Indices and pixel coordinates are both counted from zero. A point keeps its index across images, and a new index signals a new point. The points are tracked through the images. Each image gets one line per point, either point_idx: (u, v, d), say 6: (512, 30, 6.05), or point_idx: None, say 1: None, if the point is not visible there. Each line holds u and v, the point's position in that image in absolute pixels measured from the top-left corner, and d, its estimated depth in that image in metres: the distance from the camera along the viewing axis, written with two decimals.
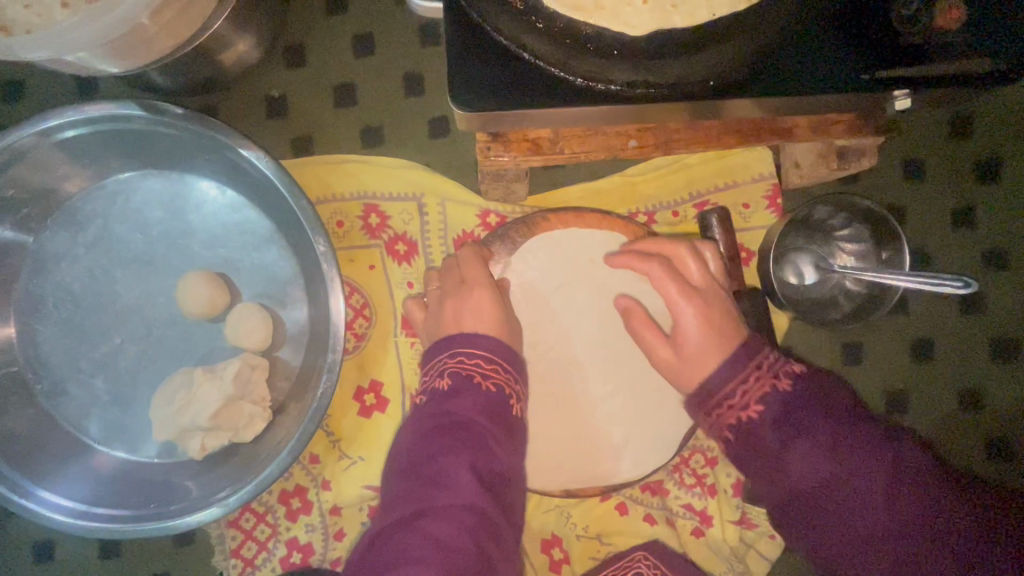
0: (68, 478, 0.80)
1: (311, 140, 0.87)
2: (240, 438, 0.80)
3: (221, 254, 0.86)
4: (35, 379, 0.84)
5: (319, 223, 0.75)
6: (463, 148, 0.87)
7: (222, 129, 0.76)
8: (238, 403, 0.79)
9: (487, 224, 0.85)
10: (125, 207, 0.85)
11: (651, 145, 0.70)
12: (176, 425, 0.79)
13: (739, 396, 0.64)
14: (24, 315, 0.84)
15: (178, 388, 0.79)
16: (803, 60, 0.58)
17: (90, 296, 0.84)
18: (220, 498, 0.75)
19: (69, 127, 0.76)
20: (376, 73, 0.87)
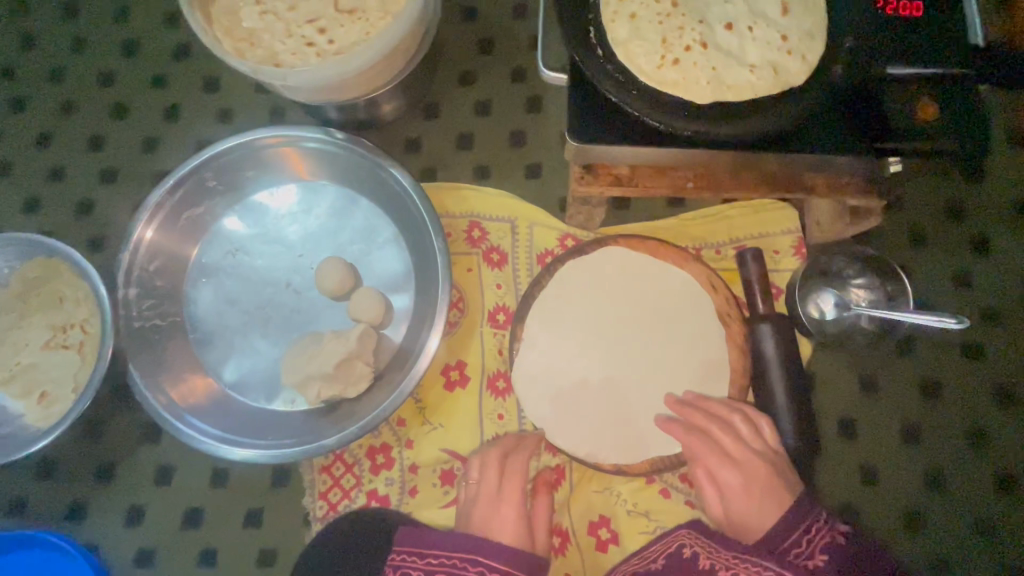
0: (204, 409, 0.99)
1: (435, 172, 1.12)
2: (347, 392, 0.97)
3: (352, 248, 1.08)
4: (190, 328, 1.05)
5: (441, 227, 0.99)
6: (550, 189, 1.11)
7: (379, 154, 1.02)
8: (354, 361, 0.97)
9: (565, 245, 1.06)
10: (285, 204, 1.10)
11: (704, 186, 0.90)
12: (301, 373, 0.97)
13: (805, 545, 0.70)
14: (195, 277, 1.07)
15: (307, 344, 0.99)
16: (814, 131, 0.80)
17: (247, 269, 1.07)
18: (327, 437, 0.92)
19: (267, 142, 1.05)
20: (491, 128, 1.13)
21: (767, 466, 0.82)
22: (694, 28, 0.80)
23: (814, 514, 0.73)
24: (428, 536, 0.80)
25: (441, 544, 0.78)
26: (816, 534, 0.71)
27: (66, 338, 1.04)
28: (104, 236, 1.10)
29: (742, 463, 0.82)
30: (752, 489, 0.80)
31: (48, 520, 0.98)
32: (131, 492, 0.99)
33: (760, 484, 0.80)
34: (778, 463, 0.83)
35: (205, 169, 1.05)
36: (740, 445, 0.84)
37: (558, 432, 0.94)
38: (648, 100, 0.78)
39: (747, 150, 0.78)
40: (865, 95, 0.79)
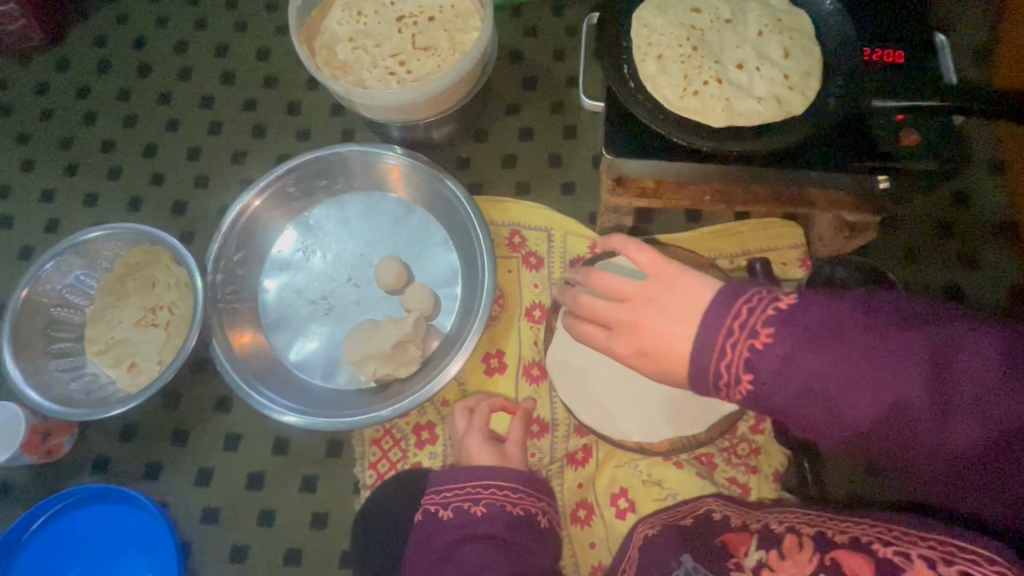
0: (273, 383, 1.12)
1: (481, 186, 1.28)
2: (399, 371, 1.10)
3: (407, 250, 1.23)
4: (263, 313, 1.19)
5: (488, 232, 1.15)
6: (583, 203, 1.26)
7: (436, 168, 1.19)
8: (407, 344, 1.10)
9: (595, 252, 1.20)
10: (350, 210, 1.26)
11: (720, 201, 1.03)
12: (360, 353, 1.10)
13: (733, 355, 0.62)
14: (269, 270, 1.22)
15: (367, 328, 1.13)
16: (814, 154, 0.93)
17: (314, 264, 1.22)
18: (382, 407, 1.04)
19: (340, 156, 1.22)
20: (532, 150, 1.30)
21: (655, 303, 0.69)
22: (711, 67, 0.97)
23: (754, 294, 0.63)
24: (442, 476, 0.90)
25: (454, 479, 0.89)
26: (731, 355, 0.62)
27: (156, 318, 1.19)
28: (194, 232, 1.27)
29: (658, 300, 0.69)
30: (685, 317, 0.66)
31: (129, 477, 1.10)
32: (202, 455, 1.11)
33: (673, 307, 0.67)
34: (653, 283, 0.71)
35: (286, 177, 1.22)
36: (627, 282, 0.73)
37: (587, 414, 1.03)
38: (674, 120, 0.94)
39: (756, 164, 0.92)
40: (857, 126, 0.94)
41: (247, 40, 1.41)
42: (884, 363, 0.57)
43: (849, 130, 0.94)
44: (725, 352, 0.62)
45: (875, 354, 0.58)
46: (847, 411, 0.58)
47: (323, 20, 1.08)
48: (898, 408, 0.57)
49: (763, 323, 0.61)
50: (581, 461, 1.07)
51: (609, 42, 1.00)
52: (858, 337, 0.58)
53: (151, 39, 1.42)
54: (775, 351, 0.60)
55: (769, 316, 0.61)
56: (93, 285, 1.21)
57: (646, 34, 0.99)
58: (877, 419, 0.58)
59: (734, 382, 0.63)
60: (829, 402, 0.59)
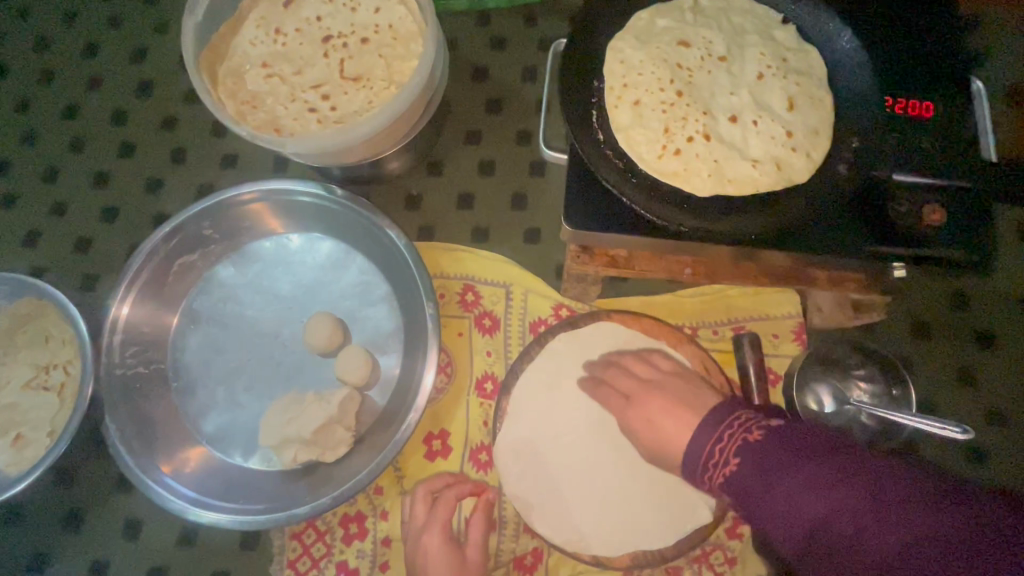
0: (179, 465, 0.97)
1: (433, 230, 1.11)
2: (324, 457, 0.95)
3: (344, 305, 1.07)
4: (173, 377, 1.03)
5: (433, 295, 0.97)
6: (549, 254, 1.09)
7: (375, 214, 1.01)
8: (333, 426, 0.94)
9: (559, 314, 1.05)
10: (280, 256, 1.09)
11: (701, 273, 0.89)
12: (280, 435, 0.95)
13: (719, 454, 0.73)
14: (182, 325, 1.05)
15: (289, 404, 0.96)
16: (818, 233, 0.78)
17: (235, 319, 1.06)
18: (298, 506, 0.88)
19: (265, 194, 1.05)
20: (493, 189, 1.12)
21: (661, 396, 0.84)
22: (699, 118, 0.79)
23: (732, 416, 0.75)
24: None
25: None
26: (721, 454, 0.73)
27: (48, 379, 1.02)
28: (97, 274, 1.10)
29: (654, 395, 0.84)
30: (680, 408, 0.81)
31: (12, 568, 0.96)
32: (96, 545, 0.96)
33: (675, 402, 0.82)
34: (681, 392, 0.83)
35: (203, 218, 1.05)
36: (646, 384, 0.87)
37: (539, 516, 0.90)
38: (647, 188, 0.77)
39: (744, 244, 0.76)
40: (874, 198, 0.77)
41: (168, 44, 1.21)
42: (840, 482, 0.63)
43: (861, 203, 0.78)
44: (716, 452, 0.73)
45: (838, 476, 0.63)
46: (789, 513, 0.64)
47: (234, 39, 0.89)
48: (848, 522, 0.61)
49: (756, 429, 0.71)
50: (530, 566, 0.94)
51: (577, 81, 0.82)
52: (827, 464, 0.65)
53: (54, 36, 1.21)
54: (752, 458, 0.69)
55: (754, 435, 0.71)
56: None
57: (622, 73, 0.81)
58: (823, 528, 0.62)
59: (719, 468, 0.72)
60: (781, 500, 0.65)
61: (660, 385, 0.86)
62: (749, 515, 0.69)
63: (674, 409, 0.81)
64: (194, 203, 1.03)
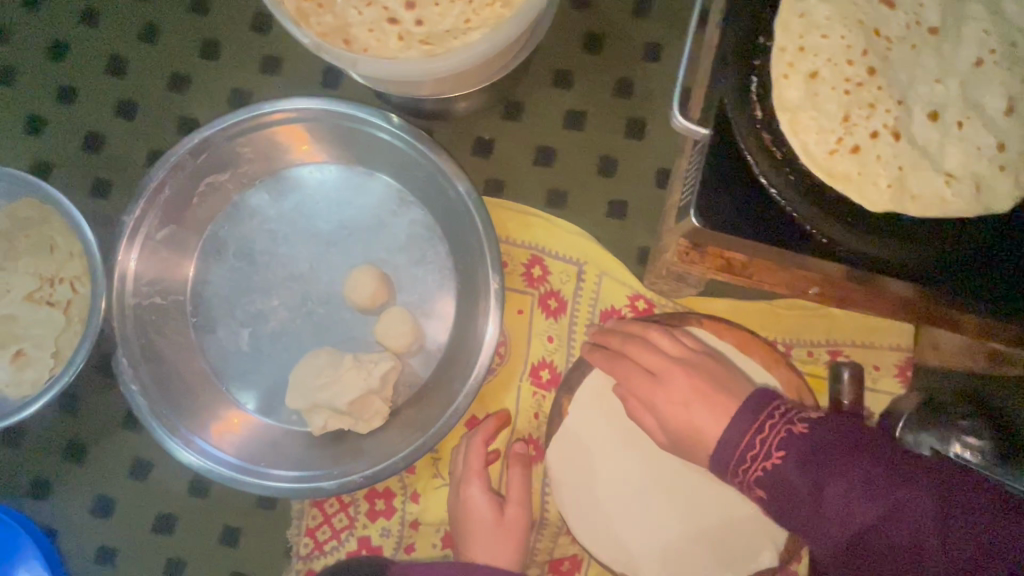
0: (195, 411, 0.88)
1: (502, 185, 0.94)
2: (357, 428, 0.85)
3: (391, 259, 0.93)
4: (192, 312, 0.91)
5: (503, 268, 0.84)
6: (633, 234, 0.93)
7: (443, 159, 0.85)
8: (371, 398, 0.84)
9: (635, 307, 0.91)
10: (322, 189, 0.93)
11: (825, 296, 0.75)
12: (310, 399, 0.84)
13: (759, 445, 0.64)
14: (206, 254, 0.92)
15: (323, 364, 0.85)
16: (998, 287, 0.61)
17: (264, 256, 0.92)
18: (327, 481, 0.81)
19: (312, 114, 0.88)
20: (579, 145, 0.94)
21: (690, 373, 0.74)
22: (890, 109, 0.61)
23: (772, 406, 0.65)
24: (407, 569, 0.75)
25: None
26: (761, 447, 0.64)
27: (52, 294, 0.91)
28: (110, 180, 0.95)
29: (669, 378, 0.75)
30: (707, 392, 0.72)
31: (11, 490, 0.89)
32: (101, 481, 0.89)
33: (704, 386, 0.73)
34: (708, 366, 0.75)
35: (237, 133, 0.88)
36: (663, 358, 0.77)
37: (581, 520, 0.83)
38: (804, 190, 0.61)
39: (896, 281, 0.61)
40: None
41: None
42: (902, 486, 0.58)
43: None
44: (754, 444, 0.64)
45: (899, 480, 0.58)
46: (841, 513, 0.59)
47: None
48: (908, 528, 0.57)
49: (802, 421, 0.64)
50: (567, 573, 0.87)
51: (735, 34, 0.64)
52: (884, 461, 0.60)
53: None
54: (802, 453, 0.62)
55: (799, 427, 0.63)
56: None
57: (799, 32, 0.62)
58: (873, 528, 0.58)
59: (758, 460, 0.63)
60: (832, 501, 0.59)
61: (692, 363, 0.76)
62: (786, 513, 0.62)
63: (697, 395, 0.72)
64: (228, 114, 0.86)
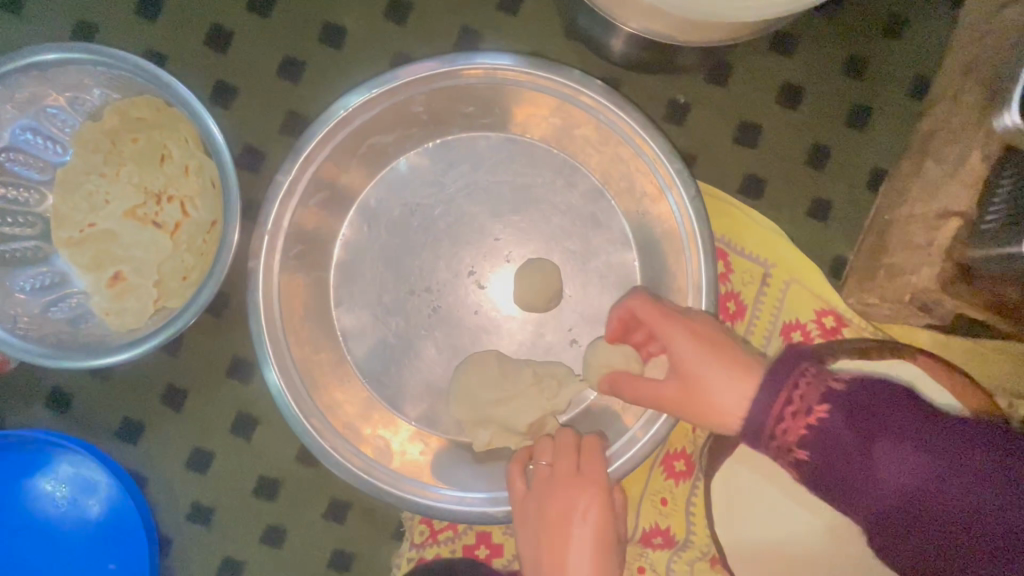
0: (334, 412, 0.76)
1: (693, 160, 0.81)
2: (523, 448, 0.74)
3: (567, 256, 0.81)
4: (337, 297, 0.79)
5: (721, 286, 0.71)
6: (834, 240, 0.81)
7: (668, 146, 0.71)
8: (548, 417, 0.73)
9: (823, 324, 0.80)
10: (499, 166, 0.81)
11: None
12: (478, 411, 0.73)
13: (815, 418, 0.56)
14: (356, 225, 0.80)
15: (496, 372, 0.73)
16: None
17: (423, 233, 0.80)
18: (498, 509, 0.69)
19: (510, 75, 0.73)
20: (788, 127, 0.80)
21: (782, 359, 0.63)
22: None
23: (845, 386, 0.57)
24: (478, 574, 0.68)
25: None
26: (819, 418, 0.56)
27: (159, 214, 0.77)
28: (234, 86, 0.80)
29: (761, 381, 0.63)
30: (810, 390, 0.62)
31: (98, 428, 0.79)
32: (199, 432, 0.79)
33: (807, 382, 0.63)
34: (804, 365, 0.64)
35: (418, 90, 0.73)
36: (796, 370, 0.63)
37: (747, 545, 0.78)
38: None
39: None
40: None
41: None
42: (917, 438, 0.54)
43: None
44: (792, 400, 0.56)
45: (873, 421, 0.55)
46: (882, 477, 0.54)
47: None
48: (913, 472, 0.53)
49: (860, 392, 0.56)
50: None
51: None
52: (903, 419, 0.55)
53: None
54: (841, 411, 0.55)
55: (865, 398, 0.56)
56: (72, 130, 0.77)
57: None
58: (850, 465, 0.55)
59: (798, 416, 0.56)
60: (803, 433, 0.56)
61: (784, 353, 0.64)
62: (834, 477, 0.55)
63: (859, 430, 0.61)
64: (406, 65, 0.70)
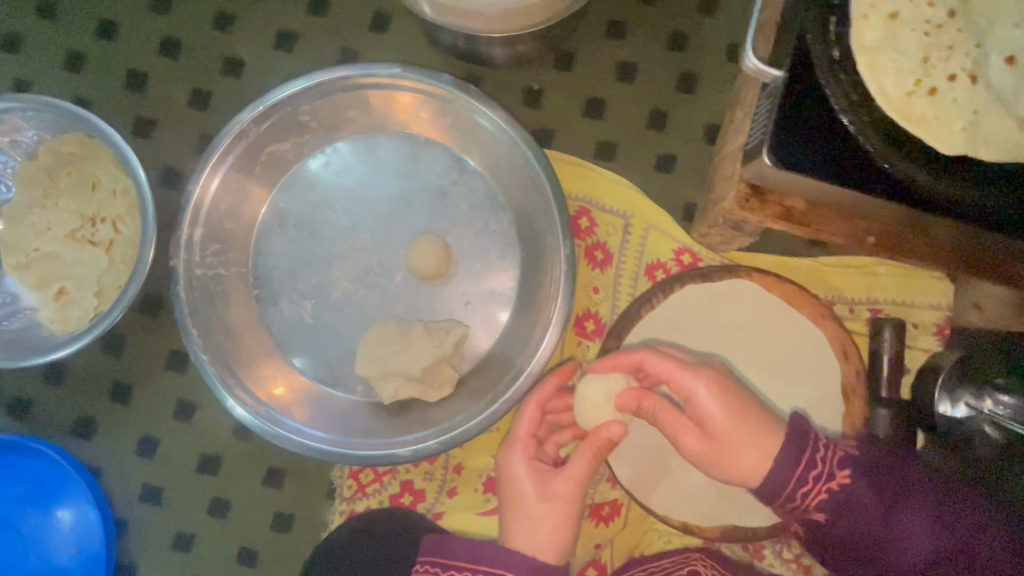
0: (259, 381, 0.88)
1: (551, 136, 0.94)
2: (426, 396, 0.85)
3: (455, 232, 0.93)
4: (255, 284, 0.91)
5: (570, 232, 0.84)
6: (682, 189, 0.93)
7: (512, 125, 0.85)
8: (442, 364, 0.84)
9: (681, 261, 0.92)
10: (385, 161, 0.93)
11: (884, 247, 0.76)
12: (382, 366, 0.84)
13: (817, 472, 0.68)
14: (268, 221, 0.91)
15: (392, 332, 0.85)
16: None
17: (327, 227, 0.92)
18: (400, 448, 0.82)
19: (383, 80, 0.87)
20: (629, 98, 0.94)
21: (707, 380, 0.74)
22: (968, 51, 0.62)
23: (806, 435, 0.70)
24: (454, 544, 0.75)
25: (466, 555, 0.74)
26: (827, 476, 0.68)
27: (94, 234, 0.89)
28: (153, 120, 0.93)
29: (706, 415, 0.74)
30: (739, 409, 0.73)
31: (55, 429, 0.89)
32: (145, 422, 0.90)
33: (739, 404, 0.73)
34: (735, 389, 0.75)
35: (302, 100, 0.87)
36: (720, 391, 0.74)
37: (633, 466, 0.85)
38: (891, 138, 0.61)
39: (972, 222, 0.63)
40: None
41: None
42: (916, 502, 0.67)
43: None
44: (813, 466, 0.68)
45: (876, 487, 0.68)
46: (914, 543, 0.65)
47: None
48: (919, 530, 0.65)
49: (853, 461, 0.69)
50: (607, 517, 0.89)
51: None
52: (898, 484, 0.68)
53: None
54: (862, 482, 0.68)
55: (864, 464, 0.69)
56: (13, 170, 0.90)
57: None
58: (872, 527, 0.66)
59: (823, 480, 0.68)
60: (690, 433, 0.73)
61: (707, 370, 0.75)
62: (851, 536, 0.67)
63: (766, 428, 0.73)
64: (313, 73, 0.85)
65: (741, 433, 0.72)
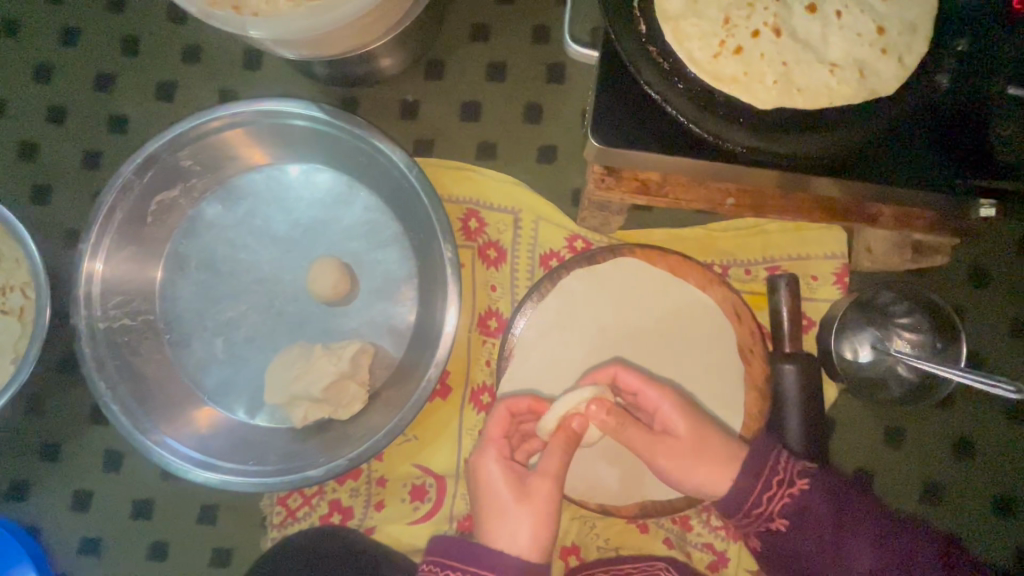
0: (179, 422, 0.89)
1: (433, 144, 0.96)
2: (338, 415, 0.86)
3: (351, 251, 0.94)
4: (164, 329, 0.93)
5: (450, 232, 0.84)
6: (565, 177, 0.95)
7: (378, 137, 0.86)
8: (346, 381, 0.86)
9: (573, 247, 0.93)
10: (276, 193, 0.95)
11: (745, 206, 0.77)
12: (288, 392, 0.87)
13: (774, 488, 0.71)
14: (170, 268, 0.94)
15: (295, 358, 0.88)
16: (885, 161, 0.66)
17: (227, 265, 0.94)
18: (311, 468, 0.81)
19: (247, 117, 0.88)
20: (502, 97, 0.96)
21: (673, 400, 0.76)
22: (768, 6, 0.62)
23: (769, 457, 0.72)
24: (456, 544, 0.70)
25: (462, 556, 0.69)
26: (776, 487, 0.71)
27: (3, 303, 0.92)
28: (50, 186, 0.96)
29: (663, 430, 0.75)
30: (696, 420, 0.75)
31: None
32: (77, 477, 0.92)
33: (694, 417, 0.76)
34: (684, 397, 0.78)
35: (179, 147, 0.89)
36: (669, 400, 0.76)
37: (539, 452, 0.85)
38: (701, 102, 0.62)
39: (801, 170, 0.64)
40: (954, 120, 0.65)
41: None
42: (859, 519, 0.70)
43: (942, 124, 0.66)
44: (771, 485, 0.71)
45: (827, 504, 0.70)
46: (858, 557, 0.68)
47: None
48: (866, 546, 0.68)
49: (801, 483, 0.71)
50: None
51: None
52: (846, 503, 0.70)
53: None
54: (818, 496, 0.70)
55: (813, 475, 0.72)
56: None
57: None
58: (821, 542, 0.70)
59: (780, 494, 0.71)
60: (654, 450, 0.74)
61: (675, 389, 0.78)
62: (796, 550, 0.71)
63: (714, 441, 0.75)
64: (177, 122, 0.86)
65: (696, 451, 0.74)
